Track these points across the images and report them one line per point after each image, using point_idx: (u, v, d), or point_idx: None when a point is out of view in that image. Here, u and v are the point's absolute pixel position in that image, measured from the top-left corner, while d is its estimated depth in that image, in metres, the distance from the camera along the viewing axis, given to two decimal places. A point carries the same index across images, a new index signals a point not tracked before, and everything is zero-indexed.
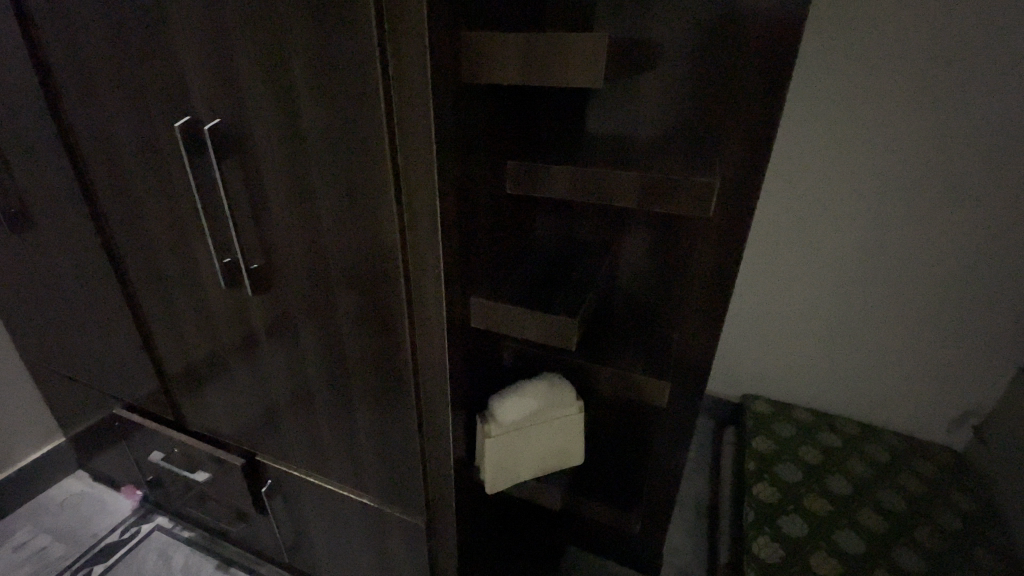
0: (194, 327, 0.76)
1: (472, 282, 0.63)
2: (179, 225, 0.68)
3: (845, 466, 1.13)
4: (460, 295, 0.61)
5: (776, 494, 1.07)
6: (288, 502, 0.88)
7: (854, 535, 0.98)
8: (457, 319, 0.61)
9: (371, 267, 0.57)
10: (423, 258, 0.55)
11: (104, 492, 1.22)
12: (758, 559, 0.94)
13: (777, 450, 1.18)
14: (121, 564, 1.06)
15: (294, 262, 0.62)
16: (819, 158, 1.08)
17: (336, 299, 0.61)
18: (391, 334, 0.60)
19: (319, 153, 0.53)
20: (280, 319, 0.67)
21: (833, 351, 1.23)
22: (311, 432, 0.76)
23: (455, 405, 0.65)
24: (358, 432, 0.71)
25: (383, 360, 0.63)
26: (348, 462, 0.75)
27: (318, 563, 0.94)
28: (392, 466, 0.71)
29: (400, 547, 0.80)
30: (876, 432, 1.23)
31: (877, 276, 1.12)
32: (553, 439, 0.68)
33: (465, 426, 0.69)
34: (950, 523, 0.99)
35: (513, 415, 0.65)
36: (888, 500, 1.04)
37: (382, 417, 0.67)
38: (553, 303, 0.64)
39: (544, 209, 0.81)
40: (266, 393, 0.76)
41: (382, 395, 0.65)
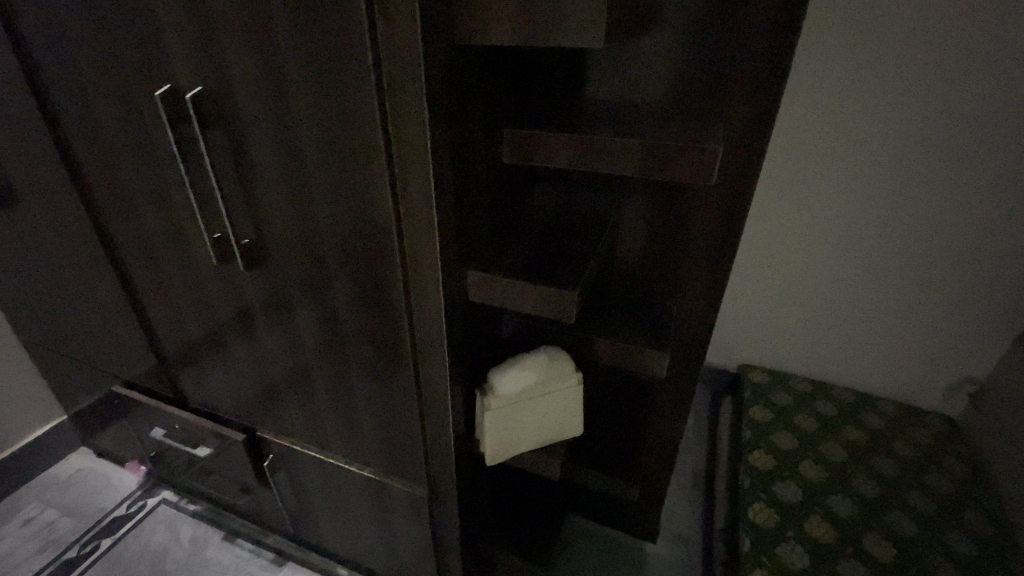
0: (188, 304, 0.75)
1: (467, 253, 0.62)
2: (168, 201, 0.66)
3: (840, 434, 1.15)
4: (456, 268, 0.59)
5: (771, 462, 1.09)
6: (291, 476, 0.89)
7: (846, 499, 1.00)
8: (454, 293, 0.60)
9: (367, 241, 0.56)
10: (419, 231, 0.53)
11: (109, 467, 1.23)
12: (752, 522, 0.97)
13: (773, 419, 1.19)
14: (129, 536, 1.08)
15: (284, 234, 0.60)
16: (823, 127, 1.04)
17: (329, 271, 0.60)
18: (388, 310, 0.60)
19: (307, 123, 0.51)
20: (276, 297, 0.66)
21: (833, 321, 1.23)
22: (309, 406, 0.76)
23: (453, 379, 0.65)
24: (358, 408, 0.71)
25: (378, 333, 0.62)
26: (347, 433, 0.75)
27: (324, 536, 0.96)
28: (392, 441, 0.72)
29: (401, 514, 0.81)
30: (871, 400, 1.24)
31: (878, 246, 1.10)
32: (552, 410, 0.68)
33: (463, 400, 0.69)
34: (943, 489, 1.01)
35: (513, 387, 0.65)
36: (882, 467, 1.06)
37: (381, 393, 0.67)
38: (553, 277, 0.63)
39: (543, 179, 0.79)
40: (263, 368, 0.76)
41: (379, 367, 0.65)
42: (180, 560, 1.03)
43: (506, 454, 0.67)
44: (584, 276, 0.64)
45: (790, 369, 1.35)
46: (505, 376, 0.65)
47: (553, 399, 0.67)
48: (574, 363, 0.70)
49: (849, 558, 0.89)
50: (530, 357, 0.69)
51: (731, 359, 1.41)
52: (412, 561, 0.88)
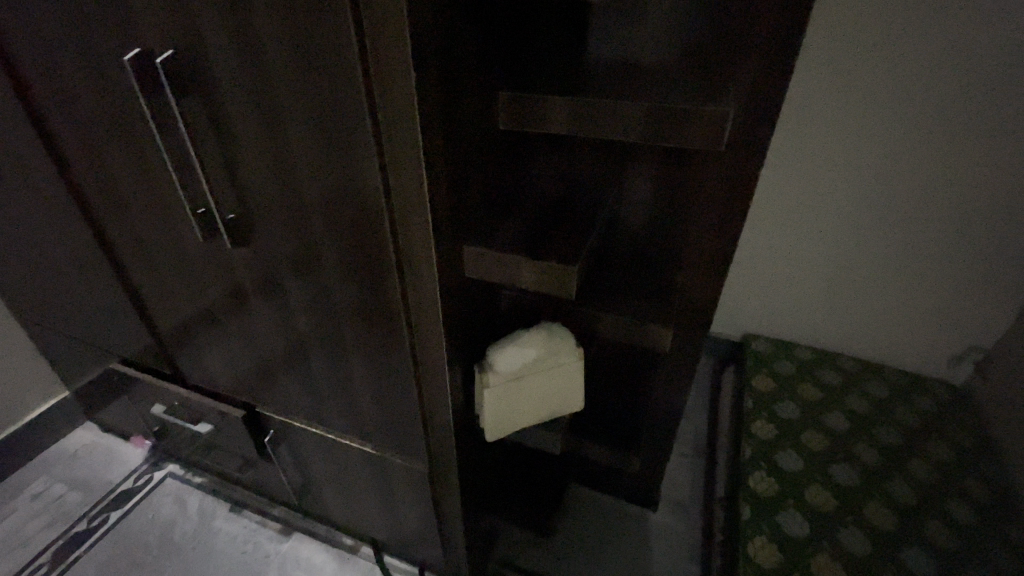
0: (179, 282, 0.73)
1: (462, 227, 0.59)
2: (150, 175, 0.63)
3: (843, 403, 1.14)
4: (451, 242, 0.57)
5: (773, 431, 1.09)
6: (293, 450, 0.89)
7: (847, 468, 1.00)
8: (449, 268, 0.58)
9: (357, 216, 0.53)
10: (410, 205, 0.51)
11: (114, 442, 1.24)
12: (753, 491, 0.97)
13: (776, 389, 1.18)
14: (137, 509, 1.10)
15: (271, 210, 0.57)
16: (840, 88, 0.98)
17: (320, 247, 0.58)
18: (381, 287, 0.58)
19: (287, 90, 0.47)
20: (267, 274, 0.64)
21: (841, 290, 1.20)
22: (307, 384, 0.75)
23: (451, 356, 0.63)
24: (356, 385, 0.70)
25: (373, 310, 0.60)
26: (346, 409, 0.75)
27: (328, 508, 0.98)
28: (391, 418, 0.71)
29: (403, 487, 0.81)
30: (876, 368, 1.23)
31: (890, 213, 1.06)
32: (552, 387, 0.66)
33: (462, 376, 0.68)
34: (945, 458, 1.01)
35: (512, 364, 0.63)
36: (885, 436, 1.06)
37: (378, 370, 0.66)
38: (552, 252, 0.60)
39: (543, 146, 0.76)
40: (259, 346, 0.75)
41: (375, 344, 0.64)
42: (189, 531, 1.05)
43: (505, 431, 0.67)
44: (585, 250, 0.61)
45: (795, 338, 1.33)
46: (504, 354, 0.64)
47: (553, 376, 0.65)
48: (574, 340, 0.68)
49: (850, 526, 0.90)
50: (529, 334, 0.67)
51: (735, 329, 1.40)
52: (416, 531, 0.89)
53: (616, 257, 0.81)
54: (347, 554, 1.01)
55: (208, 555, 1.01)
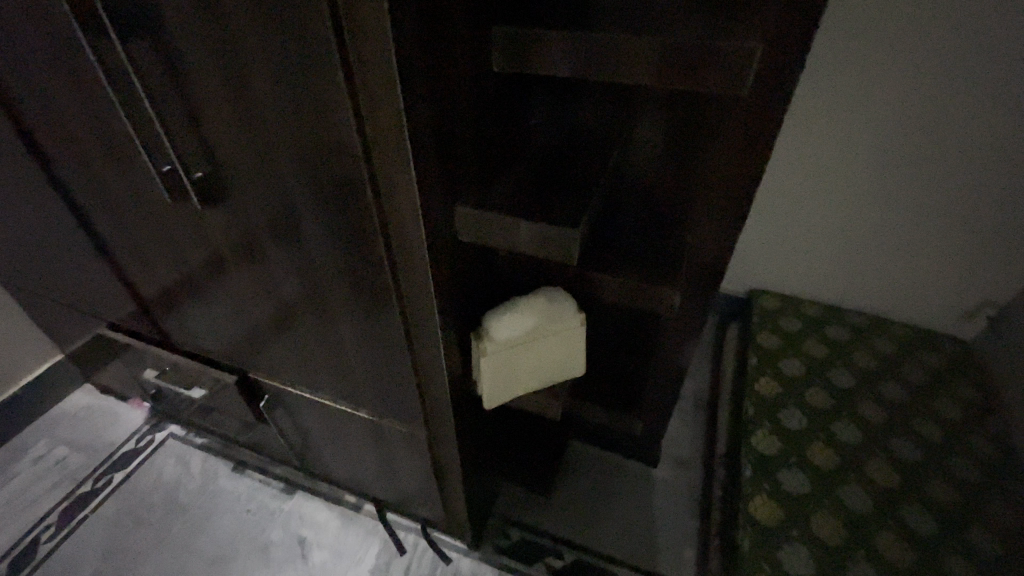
0: (155, 245, 0.69)
1: (452, 185, 0.54)
2: (109, 130, 0.57)
3: (850, 359, 1.12)
4: (440, 202, 0.52)
5: (777, 389, 1.07)
6: (290, 414, 0.88)
7: (851, 426, 0.99)
8: (439, 230, 0.53)
9: (335, 173, 0.48)
10: (393, 160, 0.45)
11: (114, 404, 1.23)
12: (755, 449, 0.97)
13: (782, 346, 1.16)
14: (141, 470, 1.11)
15: (243, 168, 0.52)
16: (873, 19, 0.89)
17: (299, 209, 0.53)
18: (367, 251, 0.53)
19: (246, 27, 0.41)
20: (246, 237, 0.60)
21: (856, 244, 1.15)
22: (298, 350, 0.72)
23: (445, 323, 0.60)
24: (348, 352, 0.67)
25: (360, 276, 0.56)
26: (339, 376, 0.72)
27: (330, 468, 0.98)
28: (387, 384, 0.69)
29: (402, 450, 0.80)
30: (885, 324, 1.20)
31: (914, 163, 1.00)
32: (552, 354, 0.63)
33: (458, 342, 0.65)
34: (951, 415, 1.00)
35: (511, 331, 0.59)
36: (890, 393, 1.05)
37: (369, 338, 0.63)
38: (553, 211, 0.55)
39: (543, 91, 0.68)
40: (245, 312, 0.71)
41: (365, 311, 0.60)
42: (194, 490, 1.06)
43: (503, 399, 0.64)
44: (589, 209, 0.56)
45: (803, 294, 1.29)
46: (501, 321, 0.60)
47: (553, 343, 0.62)
48: (577, 305, 0.64)
49: (851, 484, 0.90)
50: (529, 299, 0.63)
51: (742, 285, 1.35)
52: (417, 491, 0.89)
53: (620, 212, 0.76)
54: (350, 512, 1.02)
55: (213, 514, 1.02)
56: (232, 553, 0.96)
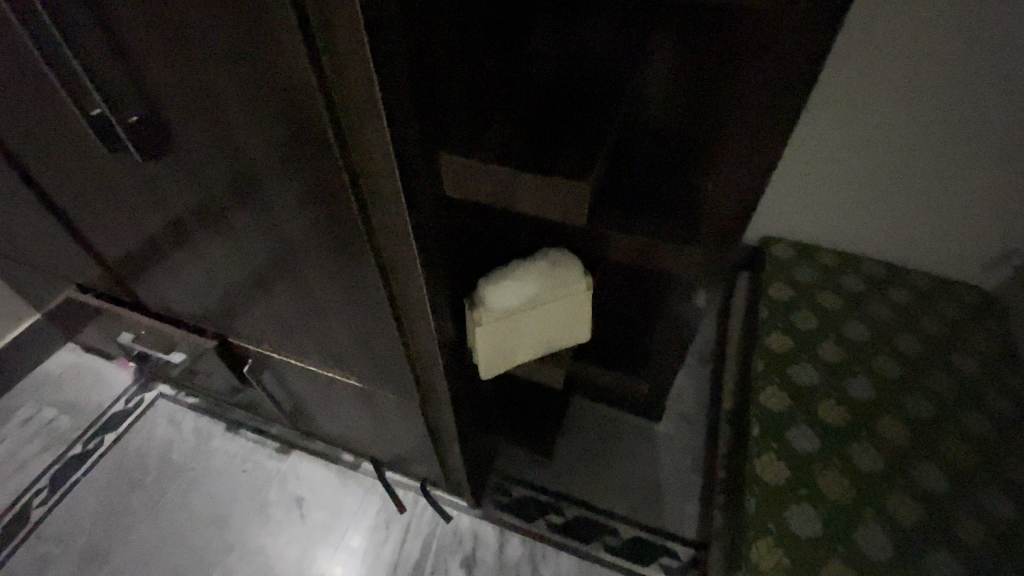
0: (105, 203, 0.61)
1: (433, 128, 0.45)
2: (24, 65, 0.47)
3: (865, 311, 1.07)
4: (418, 149, 0.44)
5: (788, 343, 1.03)
6: (277, 378, 0.83)
7: (864, 381, 0.96)
8: (419, 182, 0.45)
9: (288, 116, 0.39)
10: (358, 99, 0.37)
11: (100, 363, 1.19)
12: (764, 406, 0.94)
13: (795, 298, 1.10)
14: (132, 431, 1.09)
15: (184, 111, 0.43)
16: None
17: (255, 161, 0.45)
18: (336, 210, 0.45)
19: None
20: (202, 193, 0.52)
21: (895, 184, 1.07)
22: (278, 316, 0.66)
23: (434, 288, 0.53)
24: (331, 318, 0.61)
25: (333, 238, 0.49)
26: (324, 342, 0.67)
27: (324, 429, 0.95)
28: (373, 352, 0.63)
29: (396, 415, 0.77)
30: (902, 274, 1.13)
31: (971, 89, 0.91)
32: (555, 322, 0.57)
33: (449, 308, 0.58)
34: (967, 369, 0.97)
35: (508, 300, 0.53)
36: (906, 346, 1.01)
37: (352, 304, 0.57)
38: (551, 159, 0.47)
39: (546, 10, 0.57)
40: (215, 275, 0.64)
41: (343, 276, 0.53)
42: (187, 451, 1.04)
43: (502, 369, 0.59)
44: (595, 156, 0.48)
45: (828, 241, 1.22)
46: (497, 291, 0.54)
47: (556, 311, 0.56)
48: (582, 267, 0.57)
49: (861, 442, 0.87)
50: (528, 264, 0.56)
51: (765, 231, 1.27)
52: (414, 453, 0.87)
53: (629, 157, 0.67)
54: (348, 471, 1.00)
55: (209, 475, 1.01)
56: (231, 513, 0.95)
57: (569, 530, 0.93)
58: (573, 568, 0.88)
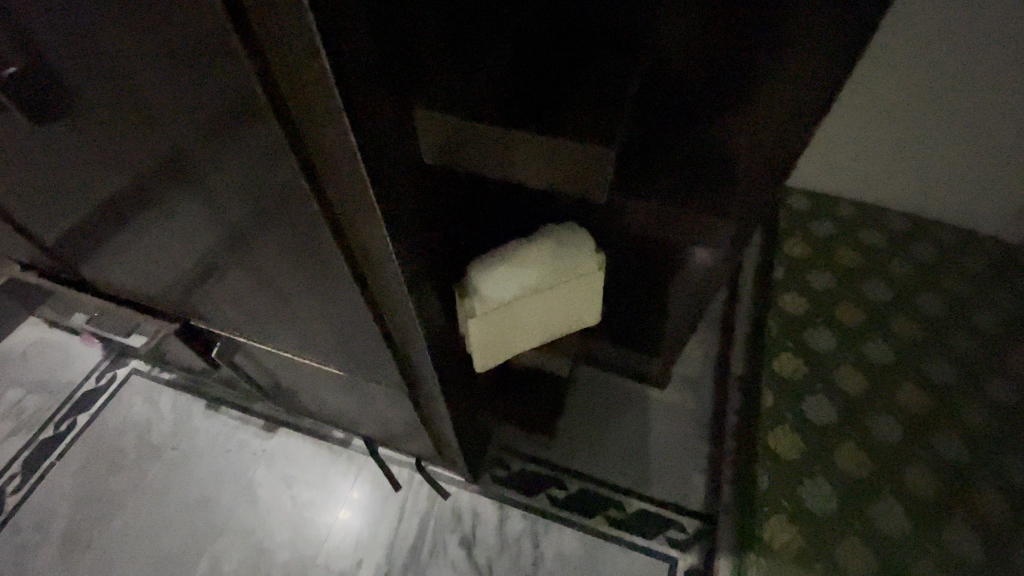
0: (12, 173, 0.50)
1: (396, 74, 0.35)
2: None
3: (886, 268, 0.99)
4: (381, 102, 0.34)
5: (803, 306, 0.95)
6: (252, 360, 0.76)
7: (883, 345, 0.90)
8: (384, 145, 0.36)
9: (197, 59, 0.29)
10: (289, 34, 0.27)
11: (65, 338, 1.11)
12: (777, 375, 0.88)
13: (810, 256, 1.01)
14: (106, 411, 1.02)
15: (73, 57, 0.33)
16: None
17: (177, 123, 0.35)
18: (285, 182, 0.36)
19: None
20: (124, 163, 0.42)
21: (973, 124, 0.94)
22: (241, 300, 0.58)
23: (416, 270, 0.45)
24: (301, 304, 0.53)
25: (286, 217, 0.40)
26: (296, 328, 0.59)
27: (310, 406, 0.89)
28: (351, 340, 0.55)
29: (384, 398, 0.70)
30: (925, 226, 1.04)
31: None
32: (562, 309, 0.50)
33: (433, 288, 0.50)
34: (992, 329, 0.91)
35: (509, 289, 0.45)
36: (928, 306, 0.94)
37: (321, 290, 0.48)
38: (559, 110, 0.37)
39: None
40: (161, 256, 0.55)
41: (306, 259, 0.45)
42: (167, 431, 0.98)
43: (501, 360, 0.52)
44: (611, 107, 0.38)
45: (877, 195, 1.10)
46: (496, 279, 0.45)
47: (563, 297, 0.48)
48: (593, 243, 0.48)
49: (878, 410, 0.83)
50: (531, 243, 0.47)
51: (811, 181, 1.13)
52: (407, 432, 0.81)
53: None
54: (338, 448, 0.95)
55: (192, 456, 0.96)
56: (217, 495, 0.91)
57: (572, 504, 0.89)
58: (577, 542, 0.86)
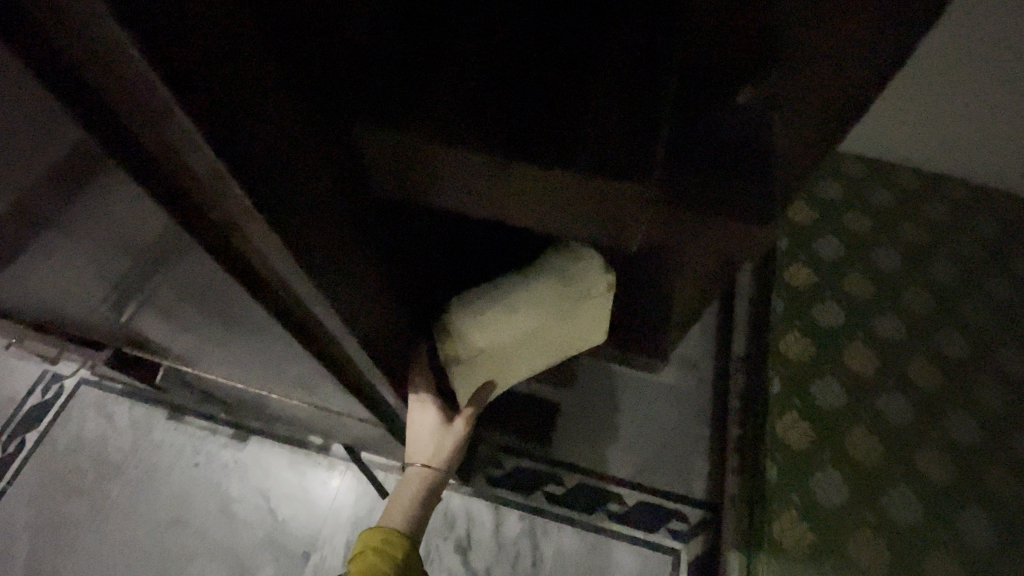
0: None
1: (308, 99, 0.25)
2: None
3: (898, 231, 0.90)
4: (289, 148, 0.24)
5: (810, 278, 0.87)
6: (200, 381, 0.66)
7: (894, 319, 0.84)
8: (305, 194, 0.27)
9: None
10: (120, 95, 0.18)
11: None
12: (784, 358, 0.82)
13: (815, 222, 0.91)
14: (57, 427, 0.91)
15: None
16: None
17: None
18: (157, 242, 0.26)
19: None
20: None
21: None
22: (163, 332, 0.47)
23: (361, 301, 0.36)
24: (233, 345, 0.43)
25: (175, 266, 0.29)
26: (237, 363, 0.49)
27: (279, 416, 0.80)
28: (298, 379, 0.46)
29: (354, 423, 0.62)
30: (939, 180, 0.93)
31: None
32: (563, 343, 0.44)
33: (377, 318, 0.40)
34: (1007, 296, 0.85)
35: (491, 337, 0.40)
36: (941, 273, 0.87)
37: (248, 337, 0.38)
38: (536, 132, 0.28)
39: None
40: (49, 288, 0.43)
41: (220, 309, 0.34)
42: (125, 446, 0.90)
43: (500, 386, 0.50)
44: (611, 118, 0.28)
45: (938, 161, 0.92)
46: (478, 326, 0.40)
47: (562, 333, 0.43)
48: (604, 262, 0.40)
49: (890, 391, 0.79)
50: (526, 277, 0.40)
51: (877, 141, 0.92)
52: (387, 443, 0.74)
53: None
54: (316, 454, 0.88)
55: (158, 472, 0.88)
56: (191, 514, 0.85)
57: (569, 501, 0.85)
58: (577, 542, 0.82)
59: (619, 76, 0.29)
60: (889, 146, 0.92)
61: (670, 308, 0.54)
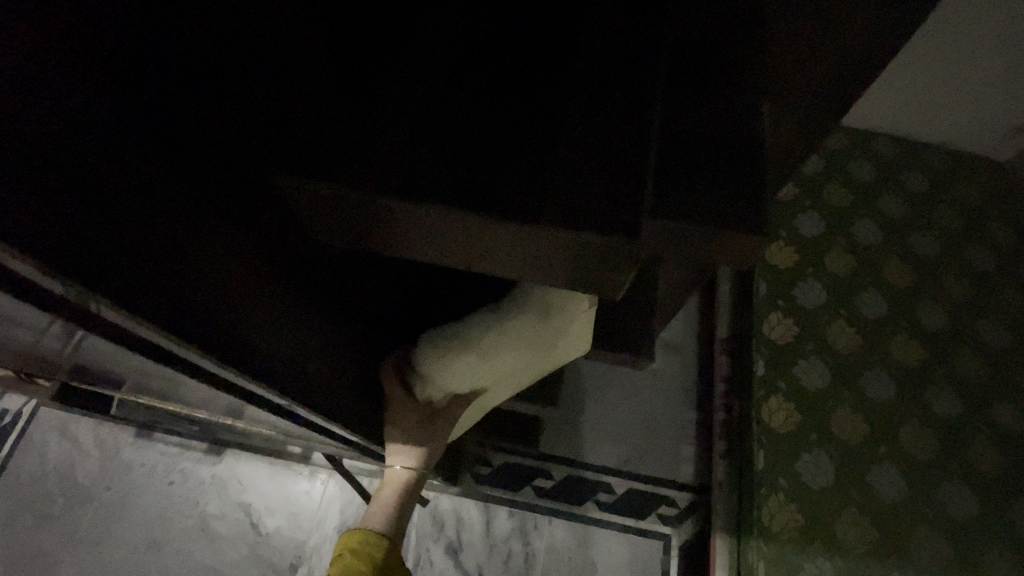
0: None
1: (173, 168, 0.22)
2: None
3: (879, 204, 0.89)
4: (157, 230, 0.21)
5: (793, 258, 0.85)
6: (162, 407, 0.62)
7: (876, 295, 0.83)
8: (199, 269, 0.23)
9: None
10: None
11: None
12: (768, 341, 0.81)
13: (797, 198, 0.89)
14: (16, 454, 0.86)
15: None
16: None
17: None
18: (41, 326, 0.22)
19: None
20: None
21: None
22: (99, 378, 0.42)
23: (299, 348, 0.32)
24: (179, 391, 0.39)
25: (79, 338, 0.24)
26: (191, 402, 0.45)
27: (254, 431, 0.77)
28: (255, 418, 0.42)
29: (328, 447, 0.58)
30: (917, 149, 0.92)
31: None
32: (535, 363, 0.46)
33: (327, 356, 0.37)
34: (982, 265, 0.85)
35: (459, 368, 0.43)
36: (920, 245, 0.86)
37: (190, 388, 0.34)
38: (475, 170, 0.24)
39: None
40: None
41: (150, 370, 0.30)
42: (94, 470, 0.85)
43: (486, 404, 0.52)
44: (554, 152, 0.25)
45: (920, 129, 0.90)
46: (446, 363, 0.43)
47: (532, 357, 0.44)
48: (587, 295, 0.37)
49: (874, 369, 0.79)
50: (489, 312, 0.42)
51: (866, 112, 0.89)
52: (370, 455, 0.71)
53: None
54: (297, 464, 0.86)
55: (130, 494, 0.84)
56: (170, 535, 0.82)
57: (558, 492, 0.84)
58: (569, 534, 0.82)
59: (555, 106, 0.26)
60: (875, 117, 0.89)
61: (654, 309, 0.52)
